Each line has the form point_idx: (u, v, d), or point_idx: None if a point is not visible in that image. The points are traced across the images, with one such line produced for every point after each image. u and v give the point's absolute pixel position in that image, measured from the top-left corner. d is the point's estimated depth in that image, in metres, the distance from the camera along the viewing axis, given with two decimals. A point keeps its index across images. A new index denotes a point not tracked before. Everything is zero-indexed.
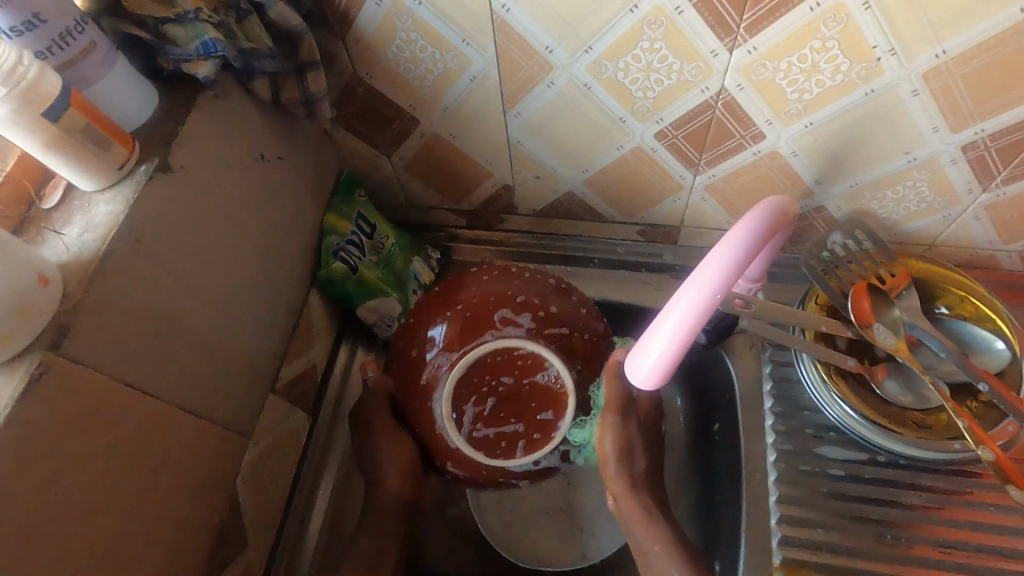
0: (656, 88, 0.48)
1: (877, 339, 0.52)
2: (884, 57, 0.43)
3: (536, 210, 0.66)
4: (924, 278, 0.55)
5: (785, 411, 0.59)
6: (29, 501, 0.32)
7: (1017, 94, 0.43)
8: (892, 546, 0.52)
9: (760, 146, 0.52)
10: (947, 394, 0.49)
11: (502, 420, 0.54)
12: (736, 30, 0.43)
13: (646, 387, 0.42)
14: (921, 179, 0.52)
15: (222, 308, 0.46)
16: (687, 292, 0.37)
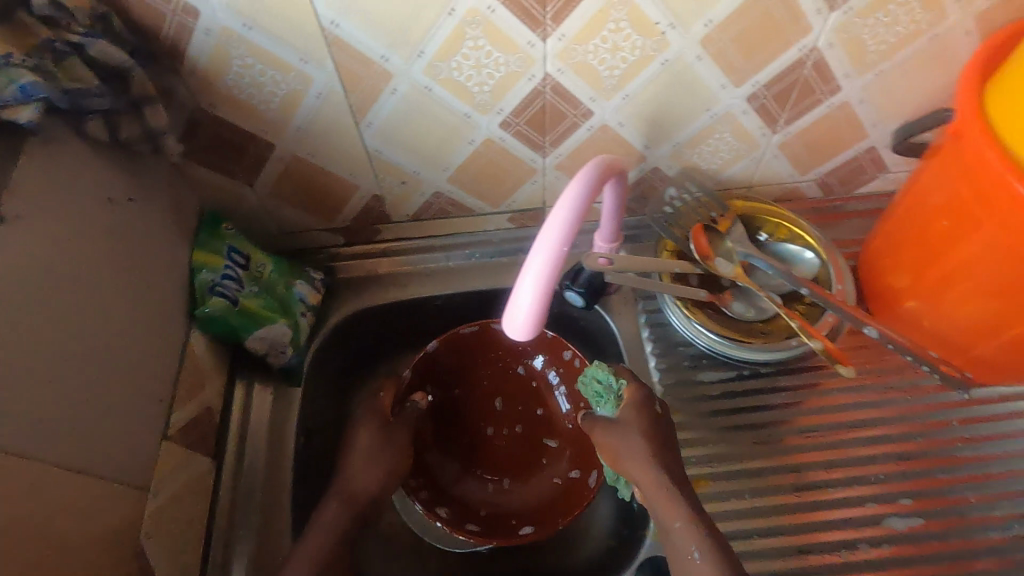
0: (490, 81, 0.54)
1: (718, 268, 0.60)
2: (667, 31, 0.51)
3: (409, 215, 0.69)
4: (749, 213, 0.65)
5: (665, 351, 0.66)
6: None
7: (772, 49, 0.53)
8: (766, 443, 0.61)
9: (591, 122, 0.59)
10: (780, 303, 0.58)
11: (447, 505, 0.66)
12: (543, 21, 0.49)
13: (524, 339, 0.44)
14: (724, 131, 0.62)
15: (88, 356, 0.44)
16: (539, 249, 0.41)
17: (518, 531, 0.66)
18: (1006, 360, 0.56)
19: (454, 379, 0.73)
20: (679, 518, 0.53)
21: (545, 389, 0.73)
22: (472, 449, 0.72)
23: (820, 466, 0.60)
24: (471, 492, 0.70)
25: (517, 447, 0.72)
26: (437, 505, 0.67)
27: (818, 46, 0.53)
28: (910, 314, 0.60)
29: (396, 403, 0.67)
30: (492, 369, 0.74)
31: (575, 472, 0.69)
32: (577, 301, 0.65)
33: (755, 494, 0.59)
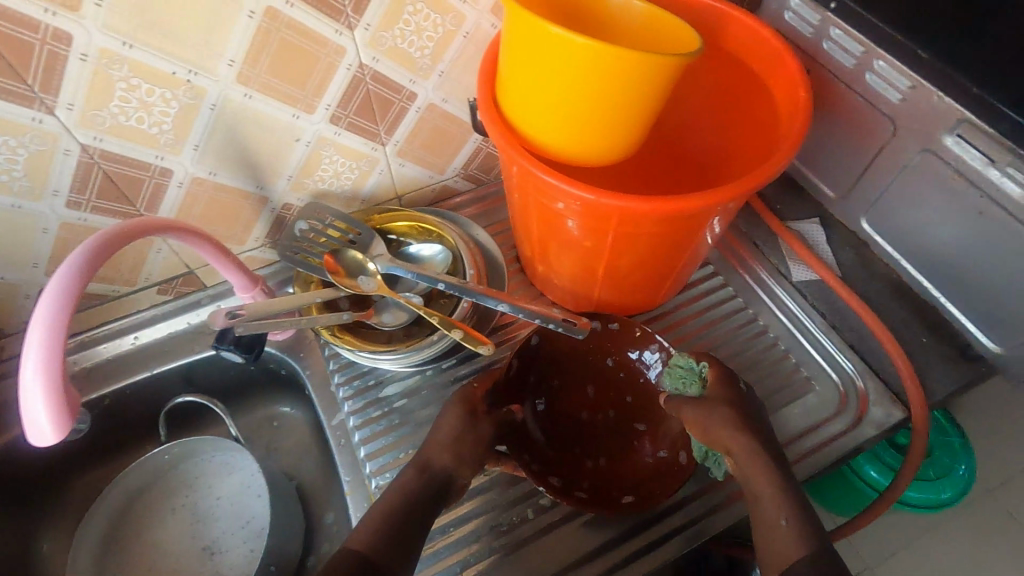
0: (16, 166, 0.49)
1: (358, 287, 0.61)
2: (191, 78, 0.50)
3: (29, 319, 0.62)
4: (381, 224, 0.67)
5: (349, 376, 0.67)
6: None
7: (319, 74, 0.55)
8: None
9: (178, 179, 0.57)
10: (416, 303, 0.60)
11: (641, 477, 0.58)
12: (34, 94, 0.46)
13: (57, 438, 0.39)
14: (331, 153, 0.63)
15: None
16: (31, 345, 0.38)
17: (621, 502, 0.56)
18: (617, 293, 0.63)
19: (551, 365, 0.63)
20: (771, 486, 0.51)
21: (636, 377, 0.62)
22: (568, 434, 0.61)
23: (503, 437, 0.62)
24: (570, 469, 0.59)
25: (606, 434, 0.62)
26: (547, 476, 0.57)
27: (363, 62, 0.56)
28: (544, 276, 0.66)
29: (507, 379, 0.61)
30: (585, 360, 0.64)
31: (660, 451, 0.59)
32: (235, 358, 0.61)
33: None
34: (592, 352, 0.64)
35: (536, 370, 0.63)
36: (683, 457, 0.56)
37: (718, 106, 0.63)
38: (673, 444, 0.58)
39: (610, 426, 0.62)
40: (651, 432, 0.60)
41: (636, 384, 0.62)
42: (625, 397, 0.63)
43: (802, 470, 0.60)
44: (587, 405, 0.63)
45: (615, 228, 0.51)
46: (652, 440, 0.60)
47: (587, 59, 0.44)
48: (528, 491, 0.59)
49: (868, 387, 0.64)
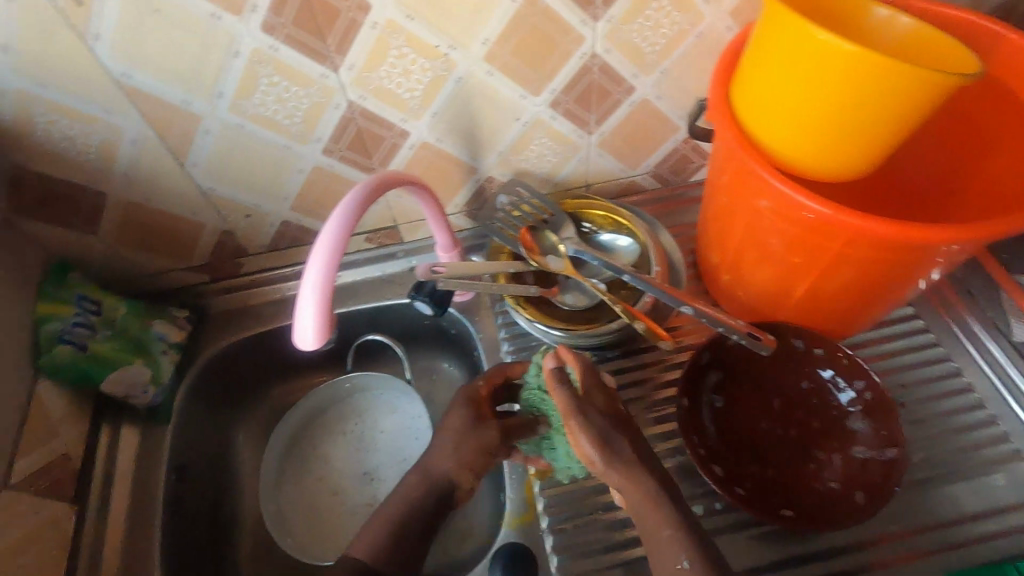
0: (298, 113, 0.57)
1: (547, 265, 0.64)
2: (449, 52, 0.55)
3: (265, 245, 0.72)
4: (577, 210, 0.69)
5: (519, 347, 0.71)
6: None
7: (555, 59, 0.58)
8: None
9: (411, 140, 0.63)
10: (602, 289, 0.62)
11: (802, 500, 0.56)
12: (328, 54, 0.53)
13: (313, 341, 0.45)
14: (541, 136, 0.66)
15: None
16: (312, 268, 0.44)
17: (781, 514, 0.54)
18: (808, 316, 0.60)
19: (741, 367, 0.62)
20: (667, 525, 0.48)
21: (831, 405, 0.59)
22: (739, 436, 0.60)
23: (661, 437, 0.62)
24: (734, 464, 0.58)
25: (782, 450, 0.59)
26: (710, 462, 0.57)
27: (596, 53, 0.58)
28: (726, 286, 0.65)
29: (693, 367, 0.60)
30: (780, 377, 0.61)
31: (833, 483, 0.56)
32: (426, 310, 0.67)
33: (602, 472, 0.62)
34: (786, 370, 0.61)
35: (723, 367, 0.61)
36: (857, 495, 0.54)
37: (959, 140, 0.59)
38: (851, 482, 0.55)
39: (784, 444, 0.59)
40: (827, 460, 0.57)
41: (826, 412, 0.59)
42: (809, 420, 0.60)
43: (997, 549, 0.54)
44: (766, 418, 0.61)
45: (834, 247, 0.49)
46: (826, 470, 0.57)
47: (844, 67, 0.43)
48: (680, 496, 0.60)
49: None
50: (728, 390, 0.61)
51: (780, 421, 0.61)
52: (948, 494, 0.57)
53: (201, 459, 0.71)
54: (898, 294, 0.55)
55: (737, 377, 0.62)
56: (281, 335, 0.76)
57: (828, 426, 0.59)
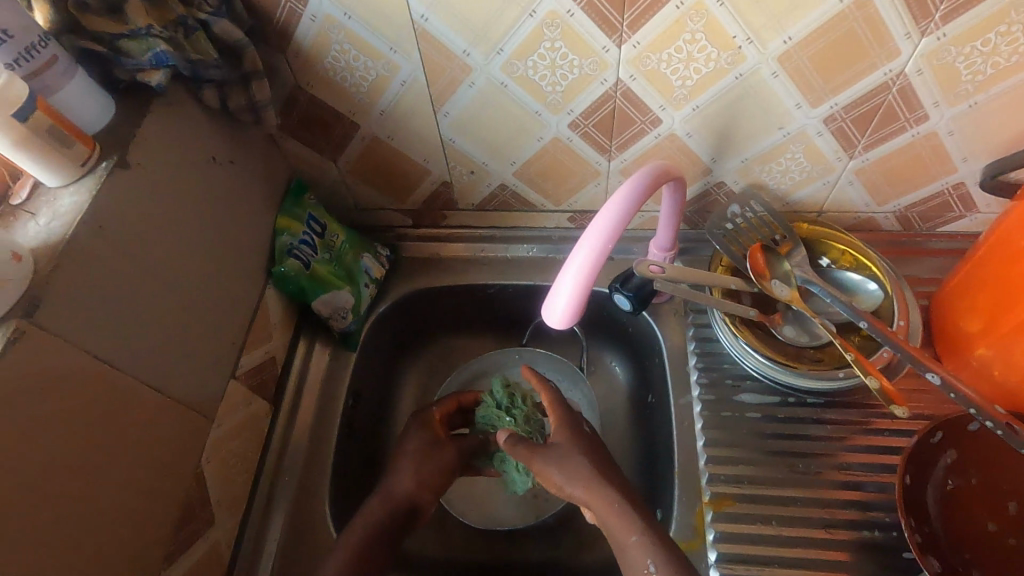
0: (563, 82, 0.56)
1: (773, 291, 0.59)
2: (743, 45, 0.51)
3: (474, 204, 0.73)
4: (816, 236, 0.63)
5: (707, 365, 0.66)
6: (15, 438, 0.38)
7: (854, 71, 0.52)
8: (802, 472, 0.59)
9: (659, 130, 0.60)
10: (834, 332, 0.56)
11: None
12: (620, 27, 0.51)
13: (562, 317, 0.45)
14: (797, 150, 0.61)
15: (188, 285, 0.52)
16: (585, 244, 0.43)
17: None
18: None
19: (976, 455, 0.54)
20: (634, 532, 0.51)
21: None
22: (961, 531, 0.52)
23: (852, 505, 0.57)
24: (951, 562, 0.51)
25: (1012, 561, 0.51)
26: (926, 553, 0.51)
27: (905, 71, 0.52)
28: (979, 362, 0.57)
29: (923, 445, 0.53)
30: (1019, 473, 0.53)
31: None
32: (625, 305, 0.66)
33: (785, 523, 0.57)
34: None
35: (957, 452, 0.54)
36: None
37: None
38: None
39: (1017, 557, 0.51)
40: None
41: None
42: None
43: None
44: (998, 520, 0.52)
45: None
46: None
47: None
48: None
49: None
50: (955, 475, 0.54)
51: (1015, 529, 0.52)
52: None
53: (371, 392, 0.74)
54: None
55: (968, 464, 0.54)
56: (464, 293, 0.77)
57: None
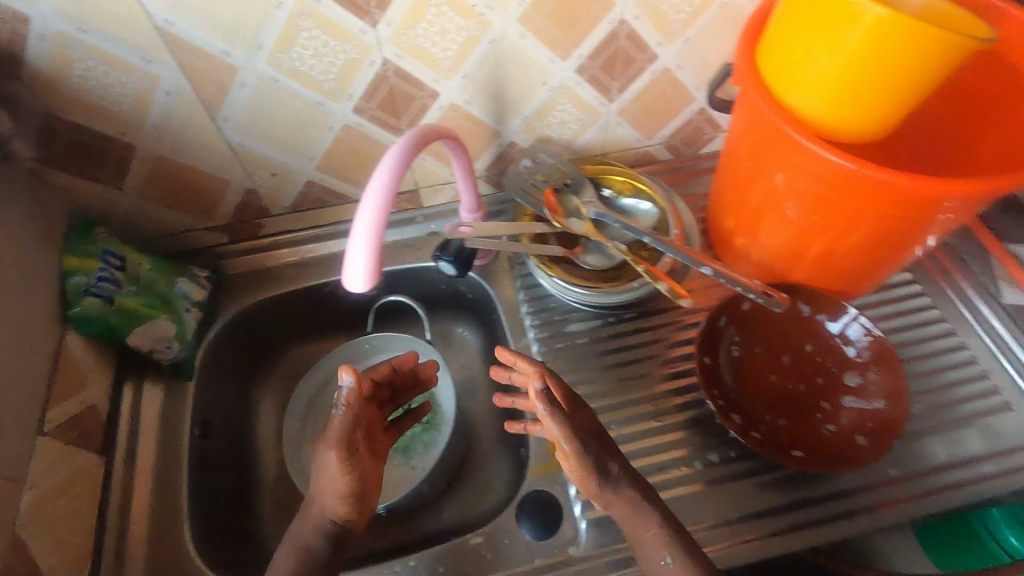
0: (333, 69, 0.58)
1: (569, 227, 0.66)
2: (486, 12, 0.57)
3: (289, 206, 0.73)
4: (600, 174, 0.71)
5: (537, 308, 0.73)
6: None
7: (585, 24, 0.60)
8: (629, 378, 0.67)
9: (440, 102, 0.64)
10: (625, 250, 0.65)
11: (807, 446, 0.60)
12: (369, 10, 0.54)
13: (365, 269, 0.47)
14: (564, 102, 0.68)
15: None
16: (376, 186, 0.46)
17: (790, 454, 0.58)
18: (821, 273, 0.64)
19: (755, 325, 0.65)
20: (652, 525, 0.51)
21: (835, 357, 0.63)
22: (753, 387, 0.63)
23: (676, 392, 0.66)
24: (749, 413, 0.62)
25: (791, 400, 0.63)
26: (729, 411, 0.61)
27: (624, 19, 0.61)
28: (741, 250, 0.68)
29: (707, 328, 0.63)
30: (784, 332, 0.65)
31: (829, 429, 0.60)
32: (450, 270, 0.69)
33: (622, 425, 0.64)
34: (789, 327, 0.65)
35: (739, 325, 0.65)
36: (861, 439, 0.58)
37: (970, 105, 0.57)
38: (849, 426, 0.59)
39: (793, 395, 0.63)
40: (833, 410, 0.61)
41: (833, 366, 0.63)
42: (816, 374, 0.63)
43: (984, 489, 0.58)
44: (777, 372, 0.64)
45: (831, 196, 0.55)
46: (831, 418, 0.61)
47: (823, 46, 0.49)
48: (697, 447, 0.62)
49: None
50: (744, 345, 0.65)
51: (790, 375, 0.64)
52: (942, 441, 0.61)
53: (222, 419, 0.71)
54: (904, 249, 0.58)
55: (751, 333, 0.65)
56: (301, 297, 0.76)
57: (831, 379, 0.63)
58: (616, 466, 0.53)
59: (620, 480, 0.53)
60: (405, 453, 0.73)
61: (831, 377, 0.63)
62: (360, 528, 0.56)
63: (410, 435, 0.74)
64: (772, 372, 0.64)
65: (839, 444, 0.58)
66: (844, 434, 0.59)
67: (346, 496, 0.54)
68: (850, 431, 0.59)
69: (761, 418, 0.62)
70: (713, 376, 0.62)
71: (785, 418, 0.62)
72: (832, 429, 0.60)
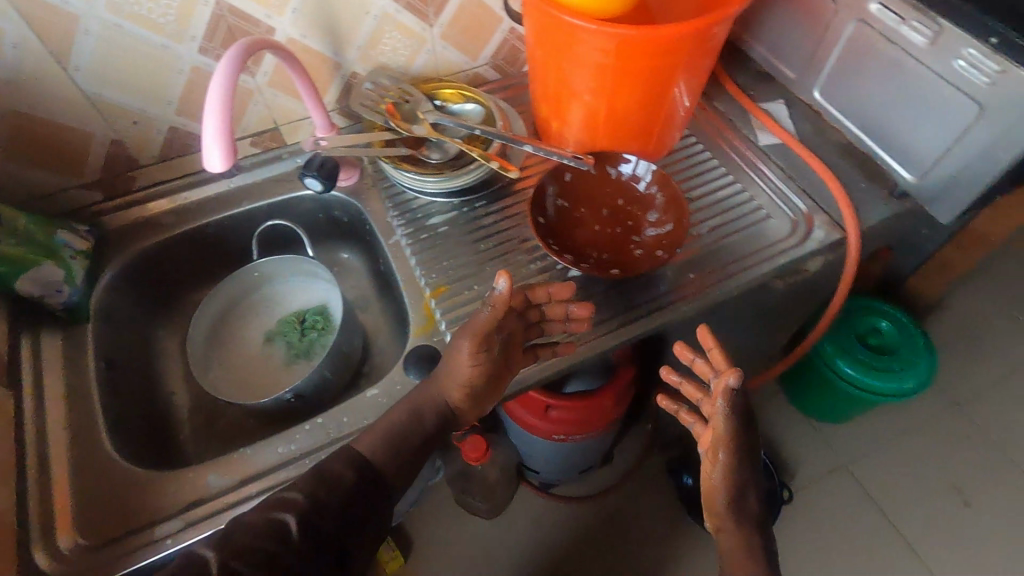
0: (171, 11, 0.66)
1: (413, 131, 0.78)
2: None
3: (157, 155, 0.79)
4: (432, 89, 0.84)
5: (401, 211, 0.84)
6: None
7: None
8: (484, 249, 0.80)
9: (278, 37, 0.74)
10: (461, 142, 0.78)
11: (623, 267, 0.76)
12: None
13: (219, 146, 0.55)
14: (390, 29, 0.80)
15: None
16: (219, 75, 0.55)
17: (610, 273, 0.75)
18: (620, 139, 0.83)
19: (574, 187, 0.80)
20: (724, 529, 0.67)
21: (635, 196, 0.79)
22: (579, 235, 0.79)
23: (524, 253, 0.80)
24: (578, 254, 0.77)
25: (609, 238, 0.79)
26: (563, 254, 0.76)
27: None
28: (557, 135, 0.85)
29: (537, 191, 0.77)
30: (597, 188, 0.80)
31: (638, 251, 0.77)
32: (316, 185, 0.78)
33: (481, 283, 0.77)
34: (603, 187, 0.80)
35: (560, 188, 0.80)
36: (660, 252, 0.75)
37: None
38: (653, 245, 0.77)
39: (610, 234, 0.79)
40: (640, 236, 0.78)
41: (636, 204, 0.79)
42: (624, 213, 0.80)
43: (754, 272, 0.77)
44: (597, 219, 0.80)
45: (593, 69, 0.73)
46: (638, 244, 0.78)
47: None
48: (543, 287, 0.76)
49: (814, 216, 0.80)
50: (569, 204, 0.80)
51: (606, 219, 0.80)
52: (722, 246, 0.79)
53: (125, 357, 0.77)
54: (670, 103, 0.78)
55: (573, 194, 0.80)
56: (186, 240, 0.83)
57: (635, 214, 0.79)
58: (737, 487, 0.65)
59: (739, 476, 0.65)
60: (307, 357, 0.81)
61: (635, 213, 0.79)
62: (466, 414, 0.67)
63: (309, 340, 0.82)
64: (593, 221, 0.80)
65: (644, 259, 0.76)
66: (648, 252, 0.76)
67: (466, 384, 0.65)
68: (651, 249, 0.76)
69: (589, 255, 0.78)
70: (547, 231, 0.77)
71: (605, 252, 0.78)
72: (639, 251, 0.77)
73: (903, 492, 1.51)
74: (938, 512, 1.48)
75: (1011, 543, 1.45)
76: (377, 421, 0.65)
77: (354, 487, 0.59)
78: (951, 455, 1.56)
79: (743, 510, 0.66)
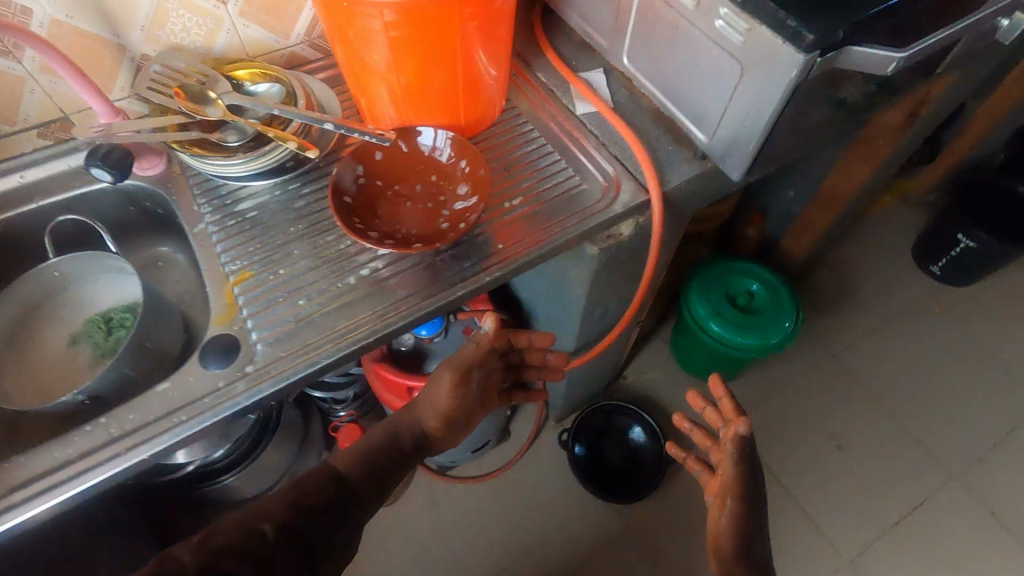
0: None
1: (207, 114, 0.75)
2: None
3: None
4: (228, 69, 0.81)
5: (209, 197, 0.81)
6: None
7: None
8: (294, 231, 0.78)
9: (37, 18, 0.70)
10: (257, 124, 0.75)
11: (428, 240, 0.76)
12: None
13: None
14: (174, 7, 0.76)
15: None
16: None
17: (413, 247, 0.74)
18: (440, 116, 0.81)
19: (383, 166, 0.80)
20: (723, 526, 0.84)
21: (445, 171, 0.80)
22: (388, 212, 0.78)
23: (334, 232, 0.79)
24: (385, 231, 0.77)
25: (418, 214, 0.78)
26: (367, 231, 0.75)
27: None
28: (370, 114, 0.84)
29: (339, 172, 0.76)
30: (407, 167, 0.81)
31: (444, 224, 0.77)
32: (105, 176, 0.75)
33: (286, 267, 0.76)
34: (418, 166, 0.81)
35: (367, 166, 0.79)
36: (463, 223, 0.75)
37: None
38: (458, 217, 0.77)
39: (419, 210, 0.79)
40: (447, 209, 0.78)
41: (446, 180, 0.80)
42: (434, 189, 0.80)
43: (561, 237, 0.78)
44: (406, 197, 0.79)
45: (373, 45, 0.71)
46: (446, 217, 0.78)
47: None
48: (349, 265, 0.76)
49: (622, 179, 0.82)
50: (378, 183, 0.79)
51: (417, 196, 0.80)
52: (533, 215, 0.80)
53: None
54: (475, 72, 0.77)
55: (382, 172, 0.80)
56: None
57: (444, 188, 0.80)
58: (744, 506, 0.84)
59: (744, 506, 0.84)
60: (111, 355, 0.79)
61: (444, 189, 0.80)
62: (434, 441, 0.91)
63: (112, 339, 0.79)
64: (403, 198, 0.79)
65: (448, 231, 0.76)
66: (454, 223, 0.76)
67: (442, 413, 0.89)
68: (455, 220, 0.76)
69: (396, 231, 0.77)
70: (351, 209, 0.76)
71: (413, 227, 0.77)
72: (445, 224, 0.77)
73: (773, 438, 1.64)
74: (805, 454, 1.62)
75: (869, 476, 1.59)
76: (371, 434, 0.86)
77: (303, 522, 0.70)
78: (819, 400, 1.69)
79: (750, 508, 0.84)
